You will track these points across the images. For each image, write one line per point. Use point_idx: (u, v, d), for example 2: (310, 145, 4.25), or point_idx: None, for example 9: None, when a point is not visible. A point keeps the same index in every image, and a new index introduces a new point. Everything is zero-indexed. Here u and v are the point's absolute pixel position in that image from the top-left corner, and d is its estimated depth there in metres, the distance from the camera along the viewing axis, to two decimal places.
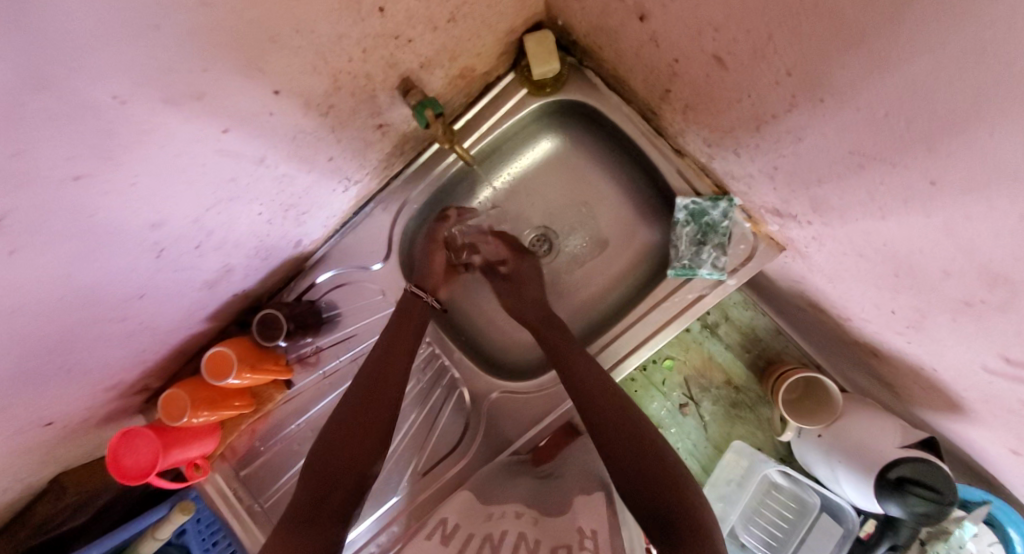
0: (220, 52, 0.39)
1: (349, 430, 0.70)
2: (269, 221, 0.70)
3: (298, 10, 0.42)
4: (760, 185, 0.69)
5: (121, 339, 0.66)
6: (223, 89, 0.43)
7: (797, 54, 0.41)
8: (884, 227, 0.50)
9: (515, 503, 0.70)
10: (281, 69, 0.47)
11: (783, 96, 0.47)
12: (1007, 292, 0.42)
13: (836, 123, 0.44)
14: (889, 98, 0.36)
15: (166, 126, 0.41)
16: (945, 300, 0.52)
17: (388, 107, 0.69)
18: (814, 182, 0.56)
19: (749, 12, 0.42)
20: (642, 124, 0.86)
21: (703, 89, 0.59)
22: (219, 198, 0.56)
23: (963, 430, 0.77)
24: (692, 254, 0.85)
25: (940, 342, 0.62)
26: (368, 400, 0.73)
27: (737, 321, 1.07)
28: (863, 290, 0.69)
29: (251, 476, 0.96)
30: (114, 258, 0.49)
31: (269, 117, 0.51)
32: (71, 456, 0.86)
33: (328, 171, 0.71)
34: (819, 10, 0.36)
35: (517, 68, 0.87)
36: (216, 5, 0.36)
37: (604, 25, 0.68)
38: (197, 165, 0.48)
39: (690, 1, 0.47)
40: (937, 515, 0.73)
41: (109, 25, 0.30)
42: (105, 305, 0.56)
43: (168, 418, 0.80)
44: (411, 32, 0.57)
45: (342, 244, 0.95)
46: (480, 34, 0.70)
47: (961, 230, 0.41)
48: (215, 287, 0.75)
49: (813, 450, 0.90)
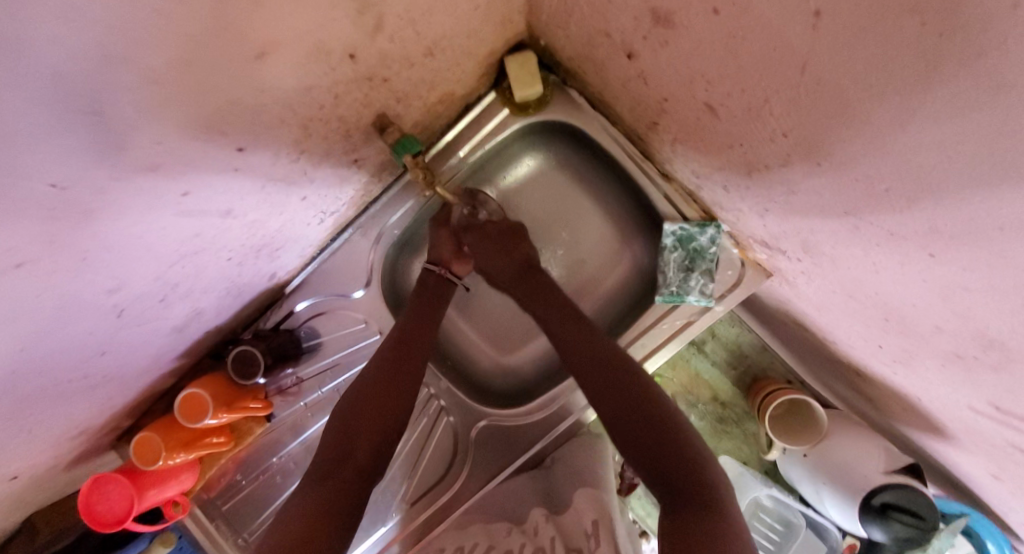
0: (174, 122, 0.36)
1: (367, 408, 0.68)
2: (240, 263, 0.67)
3: (258, 72, 0.39)
4: (748, 219, 0.68)
5: (87, 394, 0.62)
6: (180, 155, 0.39)
7: (792, 120, 0.40)
8: (876, 278, 0.50)
9: (535, 513, 0.76)
10: (244, 126, 0.44)
11: (778, 152, 0.46)
12: (1001, 357, 0.41)
13: (831, 186, 0.43)
14: (888, 175, 0.35)
15: (119, 200, 0.37)
16: (936, 348, 0.51)
17: (363, 142, 0.67)
18: (806, 230, 0.55)
19: (743, 72, 0.40)
20: (627, 147, 0.84)
21: (692, 128, 0.58)
22: (183, 253, 0.52)
23: (949, 453, 0.75)
24: (680, 280, 0.83)
25: (924, 378, 0.61)
26: (387, 377, 0.71)
27: (723, 338, 1.05)
28: (850, 324, 0.67)
29: (233, 512, 0.92)
30: (69, 327, 0.45)
31: (233, 173, 0.48)
32: (37, 502, 0.81)
33: (302, 209, 0.68)
34: (816, 89, 0.35)
35: (499, 89, 0.83)
36: (165, 82, 0.33)
37: (589, 56, 0.66)
38: (155, 231, 0.45)
39: (681, 53, 0.46)
40: (919, 539, 0.74)
41: (42, 120, 0.27)
42: (63, 371, 0.51)
43: (141, 462, 0.76)
44: (386, 72, 0.56)
45: (320, 271, 0.91)
46: (459, 62, 0.67)
47: (958, 299, 0.40)
48: (185, 330, 0.71)
49: (796, 467, 0.90)
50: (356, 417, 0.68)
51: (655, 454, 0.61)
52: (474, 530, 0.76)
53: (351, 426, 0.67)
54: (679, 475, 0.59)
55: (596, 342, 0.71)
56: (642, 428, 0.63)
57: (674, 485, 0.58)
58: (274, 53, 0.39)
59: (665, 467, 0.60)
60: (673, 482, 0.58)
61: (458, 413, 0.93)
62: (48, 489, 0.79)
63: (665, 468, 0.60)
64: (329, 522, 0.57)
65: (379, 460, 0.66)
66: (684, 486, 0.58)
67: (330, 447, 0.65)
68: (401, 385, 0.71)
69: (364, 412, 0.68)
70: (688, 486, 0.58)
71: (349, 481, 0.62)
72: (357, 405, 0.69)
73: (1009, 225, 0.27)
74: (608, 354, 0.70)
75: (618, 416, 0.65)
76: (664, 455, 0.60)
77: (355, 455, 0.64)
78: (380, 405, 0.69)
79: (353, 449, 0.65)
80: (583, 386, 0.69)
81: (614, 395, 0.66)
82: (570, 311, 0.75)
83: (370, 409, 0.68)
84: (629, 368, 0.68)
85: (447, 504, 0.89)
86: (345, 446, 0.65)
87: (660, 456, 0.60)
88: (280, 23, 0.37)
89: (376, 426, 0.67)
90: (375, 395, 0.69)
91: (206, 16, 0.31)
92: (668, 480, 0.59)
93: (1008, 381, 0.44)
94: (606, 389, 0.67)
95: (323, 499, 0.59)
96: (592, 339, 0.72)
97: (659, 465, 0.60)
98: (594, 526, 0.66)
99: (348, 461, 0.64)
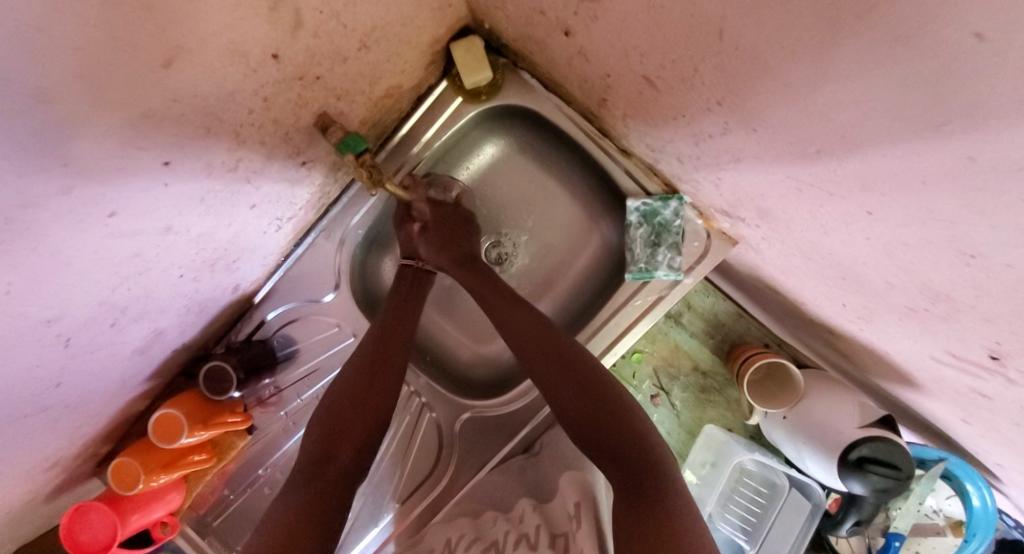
0: (84, 140, 0.35)
1: (348, 409, 0.68)
2: (195, 279, 0.65)
3: (168, 81, 0.39)
4: (707, 190, 0.68)
5: (54, 425, 0.61)
6: (97, 174, 0.38)
7: (723, 87, 0.42)
8: (825, 239, 0.50)
9: (522, 502, 0.76)
10: (165, 138, 0.43)
11: (716, 120, 0.48)
12: (948, 307, 0.42)
13: (770, 150, 0.44)
14: (814, 134, 0.36)
15: (35, 226, 0.36)
16: (890, 303, 0.52)
17: (307, 145, 0.67)
18: (757, 196, 0.56)
19: (671, 44, 0.42)
20: (585, 126, 0.82)
21: (638, 103, 0.59)
22: (125, 275, 0.51)
23: (917, 399, 0.76)
24: (648, 255, 0.83)
25: (889, 332, 0.61)
26: (368, 381, 0.70)
27: (699, 309, 1.05)
28: (813, 285, 0.67)
29: (224, 527, 0.91)
30: (11, 362, 0.44)
31: (164, 188, 0.47)
32: (19, 537, 0.79)
33: (253, 218, 0.68)
34: (741, 55, 0.36)
35: (448, 77, 0.81)
36: (59, 100, 0.31)
37: (532, 36, 0.65)
38: (88, 255, 0.43)
39: (615, 26, 0.47)
40: (896, 488, 0.77)
41: None
42: (15, 406, 0.50)
43: (120, 487, 0.74)
44: (318, 69, 0.56)
45: (286, 278, 0.89)
46: (399, 52, 0.66)
47: (902, 255, 0.40)
48: (148, 351, 0.70)
49: (778, 429, 0.92)
50: (337, 421, 0.67)
51: (608, 441, 0.62)
52: (463, 523, 0.76)
53: (335, 429, 0.67)
54: (632, 458, 0.59)
55: (549, 335, 0.72)
56: (594, 415, 0.63)
57: (629, 470, 0.59)
58: (182, 60, 0.38)
59: (618, 453, 0.60)
60: (628, 466, 0.59)
61: (441, 407, 0.93)
62: (28, 525, 0.78)
63: (617, 454, 0.60)
64: (316, 522, 0.56)
65: (362, 462, 0.66)
66: (638, 469, 0.58)
67: (312, 449, 0.65)
68: (380, 386, 0.70)
69: (347, 413, 0.68)
70: (640, 470, 0.58)
71: (336, 482, 0.62)
72: (338, 408, 0.68)
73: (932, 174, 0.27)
74: (559, 346, 0.70)
75: (573, 406, 0.65)
76: (617, 441, 0.61)
77: (340, 457, 0.65)
78: (360, 408, 0.68)
79: (337, 450, 0.65)
80: (538, 380, 0.69)
81: (568, 386, 0.66)
82: (522, 307, 0.76)
83: (351, 412, 0.68)
84: (583, 357, 0.69)
85: (435, 500, 0.89)
86: (328, 449, 0.65)
87: (612, 443, 0.61)
88: (185, 28, 0.36)
89: (358, 429, 0.67)
90: (355, 399, 0.69)
91: (92, 28, 0.30)
92: (622, 465, 0.59)
93: (958, 329, 0.44)
94: (558, 381, 0.67)
95: (308, 500, 0.58)
96: (542, 333, 0.72)
97: (614, 451, 0.61)
98: (577, 508, 0.66)
99: (332, 463, 0.64)
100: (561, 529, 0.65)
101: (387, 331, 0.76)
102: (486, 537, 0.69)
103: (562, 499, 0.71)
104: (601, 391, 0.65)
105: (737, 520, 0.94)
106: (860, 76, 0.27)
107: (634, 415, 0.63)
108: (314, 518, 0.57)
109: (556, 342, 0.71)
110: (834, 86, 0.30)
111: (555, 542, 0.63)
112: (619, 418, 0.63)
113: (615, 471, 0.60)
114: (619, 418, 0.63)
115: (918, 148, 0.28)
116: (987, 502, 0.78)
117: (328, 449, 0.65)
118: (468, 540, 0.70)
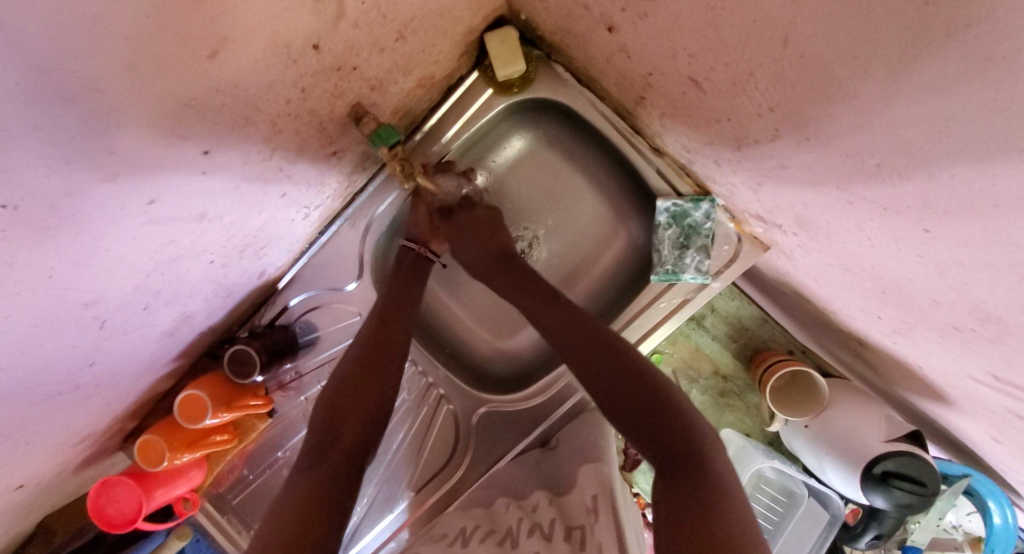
0: (127, 130, 0.35)
1: (352, 393, 0.69)
2: (224, 265, 0.66)
3: (212, 72, 0.38)
4: (742, 194, 0.67)
5: (85, 402, 0.62)
6: (138, 163, 0.38)
7: (779, 94, 0.41)
8: (870, 252, 0.49)
9: (536, 493, 0.76)
10: (207, 128, 0.43)
11: (766, 126, 0.47)
12: (999, 330, 0.40)
13: (821, 160, 0.43)
14: (875, 147, 0.35)
15: (77, 212, 0.36)
16: (933, 320, 0.50)
17: (340, 134, 0.67)
18: (799, 204, 0.54)
19: (727, 48, 0.41)
20: (617, 122, 0.81)
21: (680, 103, 0.58)
22: (160, 261, 0.52)
23: (948, 417, 0.73)
24: (675, 257, 0.81)
25: (926, 348, 0.59)
26: (368, 365, 0.71)
27: (723, 312, 1.03)
28: (848, 295, 0.65)
29: (243, 505, 0.93)
30: (49, 343, 0.45)
31: (202, 176, 0.47)
32: (51, 505, 0.82)
33: (283, 206, 0.68)
34: (806, 63, 0.35)
35: (480, 68, 0.80)
36: (107, 89, 0.31)
37: (571, 29, 0.64)
38: (126, 241, 0.44)
39: (665, 26, 0.46)
40: (920, 504, 0.76)
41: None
42: (52, 382, 0.51)
43: (146, 464, 0.76)
44: (355, 60, 0.55)
45: (311, 265, 0.89)
46: (434, 42, 0.65)
47: (954, 273, 0.39)
48: (177, 333, 0.71)
49: (799, 437, 0.90)
50: (343, 408, 0.67)
51: (654, 435, 0.59)
52: (476, 513, 0.77)
53: (337, 411, 0.67)
54: (681, 449, 0.57)
55: (591, 330, 0.70)
56: (631, 406, 0.62)
57: (677, 463, 0.56)
58: (226, 51, 0.38)
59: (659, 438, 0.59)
60: (676, 457, 0.57)
61: (460, 400, 0.93)
62: (57, 496, 0.80)
63: (666, 447, 0.58)
64: (319, 511, 0.57)
65: (368, 451, 0.67)
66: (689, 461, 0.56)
67: (317, 433, 0.66)
68: (378, 368, 0.71)
69: (347, 399, 0.68)
70: (683, 457, 0.56)
71: (343, 467, 0.63)
72: (341, 391, 0.69)
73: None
74: (601, 340, 0.68)
75: (604, 387, 0.65)
76: (661, 435, 0.59)
77: (343, 441, 0.65)
78: (365, 396, 0.68)
79: (339, 433, 0.66)
80: (575, 369, 0.69)
81: (602, 371, 0.66)
82: (558, 304, 0.74)
83: (353, 395, 0.68)
84: (614, 342, 0.68)
85: (451, 489, 0.90)
86: (329, 434, 0.65)
87: (647, 425, 0.60)
88: (231, 19, 0.36)
89: (366, 417, 0.68)
90: (355, 380, 0.69)
91: (142, 18, 0.29)
92: (669, 459, 0.57)
93: (1006, 354, 0.42)
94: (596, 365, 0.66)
95: (317, 490, 0.59)
96: (584, 326, 0.70)
97: (649, 434, 0.60)
98: (594, 501, 0.66)
99: (336, 447, 0.64)
100: (579, 522, 0.64)
101: (385, 314, 0.76)
102: (500, 528, 0.68)
103: (575, 491, 0.71)
104: (643, 382, 0.63)
105: (751, 526, 0.93)
106: (936, 92, 0.26)
107: (672, 399, 0.62)
108: (320, 505, 0.58)
109: (601, 337, 0.69)
110: (906, 106, 0.29)
111: (570, 533, 0.63)
112: (654, 399, 0.61)
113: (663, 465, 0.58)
114: (663, 409, 0.60)
115: (993, 171, 0.26)
116: (1008, 519, 0.75)
117: (333, 433, 0.65)
118: (483, 531, 0.68)
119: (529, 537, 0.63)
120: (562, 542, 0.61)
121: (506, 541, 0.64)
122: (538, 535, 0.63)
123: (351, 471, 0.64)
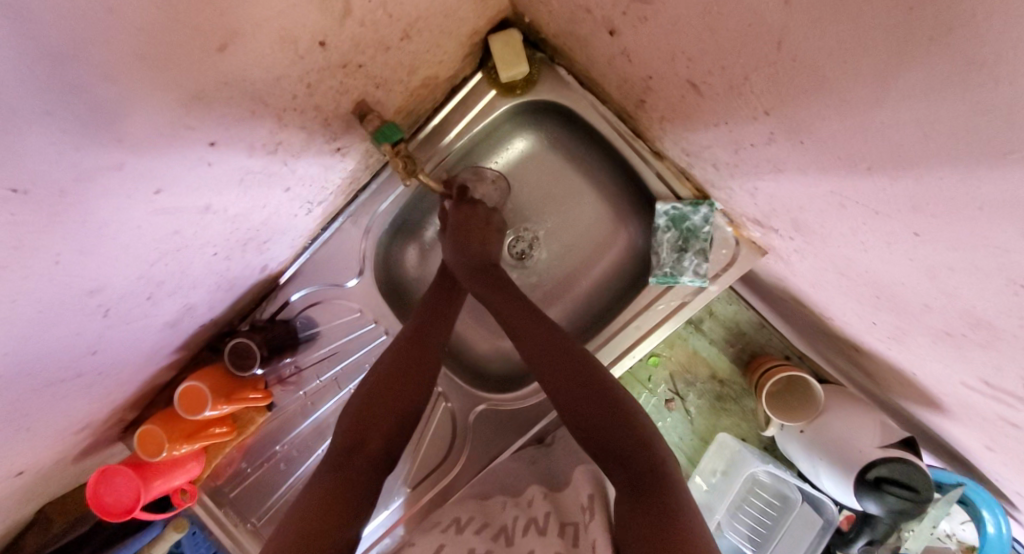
0: (136, 121, 0.36)
1: (382, 400, 0.70)
2: (227, 257, 0.67)
3: (221, 65, 0.39)
4: (740, 198, 0.68)
5: (86, 390, 0.63)
6: (144, 152, 0.39)
7: (773, 98, 0.42)
8: (864, 256, 0.49)
9: (532, 489, 0.76)
10: (214, 120, 0.44)
11: (762, 129, 0.48)
12: (989, 335, 0.41)
13: (814, 162, 0.44)
14: (867, 151, 0.36)
15: (86, 200, 0.37)
16: (925, 326, 0.51)
17: (344, 131, 0.68)
18: (795, 208, 0.55)
19: (723, 51, 0.42)
20: (619, 126, 0.82)
21: (679, 106, 0.59)
22: (164, 251, 0.53)
23: (942, 424, 0.74)
24: (673, 260, 0.82)
25: (919, 354, 0.60)
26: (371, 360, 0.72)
27: (720, 316, 1.03)
28: (843, 300, 0.66)
29: (240, 498, 0.93)
30: (55, 328, 0.46)
31: (207, 168, 0.48)
32: (51, 493, 0.82)
33: (286, 200, 0.69)
34: (799, 67, 0.35)
35: (484, 69, 0.81)
36: (119, 79, 0.32)
37: (573, 31, 0.65)
38: (132, 230, 0.45)
39: (663, 29, 0.47)
40: (913, 511, 0.75)
41: (5, 124, 0.27)
42: (56, 367, 0.52)
43: (145, 454, 0.76)
44: (360, 58, 0.56)
45: (312, 261, 0.90)
46: (438, 42, 0.67)
47: (945, 278, 0.39)
48: (178, 324, 0.71)
49: (794, 443, 0.90)
50: (371, 413, 0.69)
51: (614, 448, 0.62)
52: (469, 508, 0.77)
53: (352, 408, 0.68)
54: (641, 463, 0.60)
55: (558, 340, 0.71)
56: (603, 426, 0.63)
57: (635, 477, 0.59)
58: (235, 45, 0.39)
59: (628, 460, 0.61)
60: (633, 471, 0.59)
61: (457, 398, 0.94)
62: (57, 483, 0.81)
63: (625, 460, 0.61)
64: (338, 509, 0.57)
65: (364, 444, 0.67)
66: (645, 473, 0.59)
67: (331, 430, 0.66)
68: (405, 378, 0.72)
69: (366, 403, 0.69)
70: (648, 478, 0.58)
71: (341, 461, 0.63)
72: (373, 397, 0.70)
73: (1008, 197, 0.26)
74: (566, 351, 0.69)
75: (577, 406, 0.65)
76: (620, 449, 0.61)
77: (341, 436, 0.66)
78: (368, 394, 0.70)
79: (365, 437, 0.67)
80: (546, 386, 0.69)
81: (574, 389, 0.66)
82: (530, 313, 0.74)
83: (381, 402, 0.70)
84: (589, 361, 0.69)
85: (446, 486, 0.90)
86: (354, 438, 0.66)
87: (618, 447, 0.62)
88: (241, 14, 0.37)
89: (365, 410, 0.69)
90: (381, 383, 0.71)
91: (154, 10, 0.30)
92: (630, 472, 0.60)
93: (996, 358, 0.43)
94: (570, 385, 0.67)
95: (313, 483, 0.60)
96: (552, 337, 0.71)
97: (621, 456, 0.61)
98: (590, 499, 0.65)
99: (361, 452, 0.65)
100: (572, 519, 0.64)
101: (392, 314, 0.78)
102: (495, 525, 0.67)
103: (569, 489, 0.72)
104: (603, 395, 0.65)
105: (746, 530, 0.93)
106: (924, 94, 0.27)
107: (640, 423, 0.63)
108: (338, 503, 0.58)
109: (568, 347, 0.70)
110: (896, 109, 0.30)
111: (563, 528, 0.62)
112: (626, 422, 0.63)
113: (621, 477, 0.60)
114: (624, 422, 0.63)
115: (979, 173, 0.27)
116: (1002, 529, 0.75)
117: (359, 438, 0.66)
118: (478, 524, 0.68)
119: (524, 535, 0.62)
120: (555, 535, 0.60)
121: (501, 536, 0.63)
122: (533, 530, 0.62)
123: (371, 474, 0.64)
